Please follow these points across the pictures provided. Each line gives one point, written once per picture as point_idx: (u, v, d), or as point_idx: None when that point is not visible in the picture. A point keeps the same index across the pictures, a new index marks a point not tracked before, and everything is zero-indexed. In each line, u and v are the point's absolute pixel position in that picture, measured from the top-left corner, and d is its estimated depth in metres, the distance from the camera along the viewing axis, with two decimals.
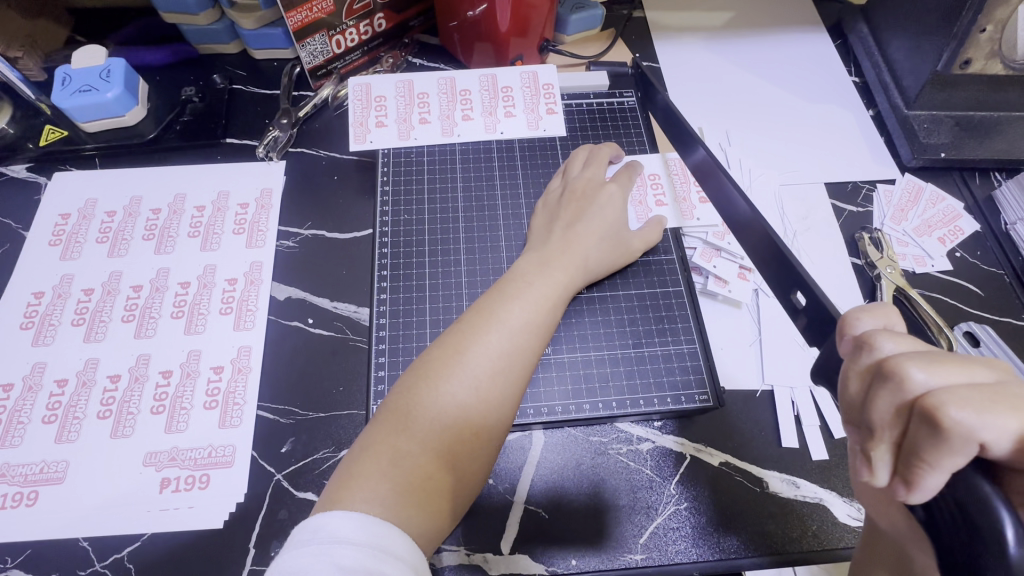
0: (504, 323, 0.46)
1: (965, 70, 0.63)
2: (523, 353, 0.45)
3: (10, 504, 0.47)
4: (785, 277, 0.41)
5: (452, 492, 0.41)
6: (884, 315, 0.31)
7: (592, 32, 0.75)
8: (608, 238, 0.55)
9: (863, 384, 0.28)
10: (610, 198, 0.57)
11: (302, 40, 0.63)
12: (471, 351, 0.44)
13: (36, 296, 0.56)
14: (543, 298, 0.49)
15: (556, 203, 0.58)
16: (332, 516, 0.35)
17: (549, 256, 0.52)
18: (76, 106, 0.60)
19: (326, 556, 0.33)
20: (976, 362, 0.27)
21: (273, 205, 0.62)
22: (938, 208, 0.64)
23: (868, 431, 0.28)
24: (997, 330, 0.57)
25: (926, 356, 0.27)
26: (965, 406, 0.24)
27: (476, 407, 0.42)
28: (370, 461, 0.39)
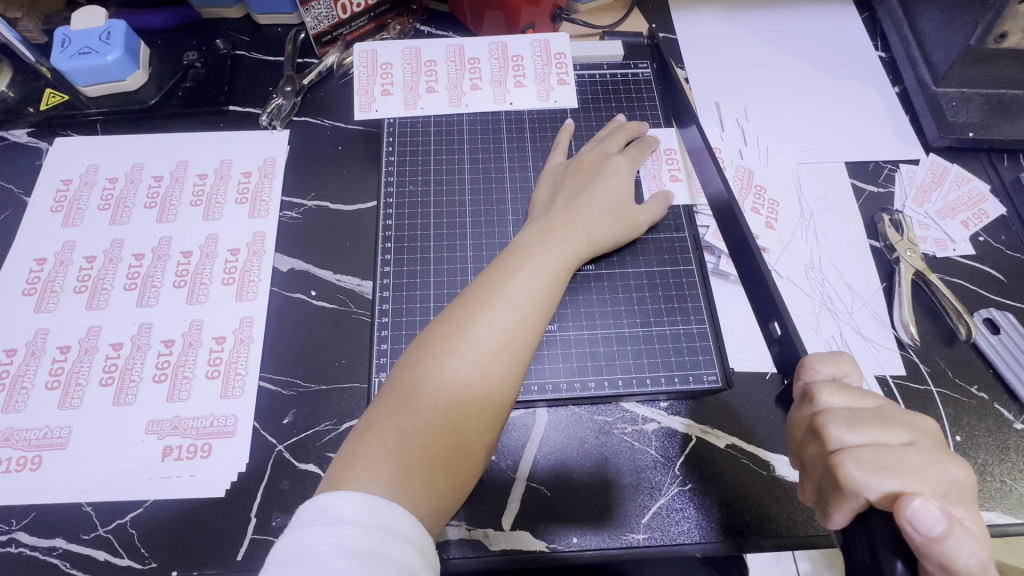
0: (508, 298, 0.45)
1: (1000, 44, 0.59)
2: (528, 327, 0.44)
3: (14, 468, 0.47)
4: (765, 308, 0.47)
5: (455, 473, 0.40)
6: (835, 365, 0.37)
7: (607, 1, 0.72)
8: (613, 211, 0.53)
9: (804, 429, 0.36)
10: (617, 170, 0.55)
11: (307, 4, 0.61)
12: (475, 327, 0.43)
13: (39, 263, 0.55)
14: (546, 271, 0.47)
15: (560, 176, 0.56)
16: (337, 495, 0.35)
17: (551, 228, 0.50)
18: (77, 69, 0.59)
19: (333, 538, 0.33)
20: (898, 424, 0.34)
21: (276, 174, 0.60)
22: (962, 190, 0.61)
23: (806, 465, 0.36)
24: (1018, 318, 0.55)
25: (855, 419, 0.34)
26: (863, 468, 0.31)
27: (480, 383, 0.41)
28: (374, 441, 0.39)
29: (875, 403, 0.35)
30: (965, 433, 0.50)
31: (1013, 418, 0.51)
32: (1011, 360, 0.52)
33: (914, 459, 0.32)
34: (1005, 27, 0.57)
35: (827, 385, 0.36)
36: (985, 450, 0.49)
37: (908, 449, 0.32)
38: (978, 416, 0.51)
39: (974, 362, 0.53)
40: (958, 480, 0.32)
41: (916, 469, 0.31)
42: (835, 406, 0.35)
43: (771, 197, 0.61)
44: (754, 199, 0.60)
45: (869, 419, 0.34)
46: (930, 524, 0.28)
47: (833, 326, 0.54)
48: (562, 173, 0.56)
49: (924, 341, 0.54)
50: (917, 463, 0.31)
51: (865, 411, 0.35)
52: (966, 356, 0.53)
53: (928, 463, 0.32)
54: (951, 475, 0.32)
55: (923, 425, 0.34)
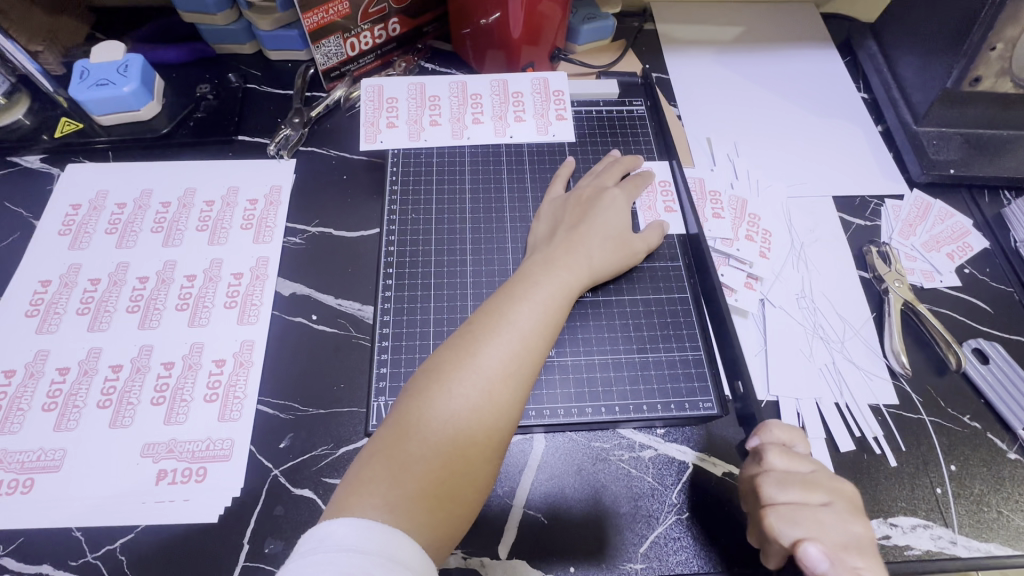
0: (514, 325, 0.45)
1: (975, 87, 0.62)
2: (533, 354, 0.45)
3: (5, 491, 0.46)
4: (730, 366, 0.53)
5: (459, 502, 0.39)
6: (788, 435, 0.46)
7: (603, 42, 0.76)
8: (613, 241, 0.55)
9: (750, 487, 0.45)
10: (613, 201, 0.57)
11: (318, 42, 0.64)
12: (482, 354, 0.43)
13: (43, 285, 0.56)
14: (550, 299, 0.48)
15: (559, 209, 0.58)
16: (339, 523, 0.35)
17: (553, 257, 0.52)
18: (94, 99, 0.61)
19: (335, 565, 0.32)
20: (821, 487, 0.42)
21: (281, 202, 0.62)
22: (946, 224, 0.63)
23: (749, 512, 0.45)
24: (1007, 348, 0.56)
25: (786, 481, 0.42)
26: (781, 519, 0.41)
27: (486, 409, 0.42)
28: (380, 467, 0.39)
29: (809, 468, 0.44)
30: (960, 463, 0.50)
31: (1006, 447, 0.51)
32: (1000, 390, 0.53)
33: (824, 517, 0.41)
34: (978, 72, 0.61)
35: (776, 448, 0.44)
36: (981, 479, 0.50)
37: (822, 509, 0.41)
38: (972, 446, 0.51)
39: (965, 392, 0.54)
40: (859, 536, 0.40)
41: (823, 524, 0.40)
42: (777, 467, 0.43)
43: (763, 227, 0.62)
44: (747, 228, 0.62)
45: (798, 481, 0.42)
46: (817, 563, 0.38)
47: (826, 355, 0.55)
48: (561, 204, 0.58)
49: (916, 370, 0.55)
50: (823, 520, 0.41)
51: (798, 474, 0.43)
52: (957, 386, 0.54)
53: (834, 521, 0.41)
54: (856, 532, 0.41)
55: (841, 489, 0.43)
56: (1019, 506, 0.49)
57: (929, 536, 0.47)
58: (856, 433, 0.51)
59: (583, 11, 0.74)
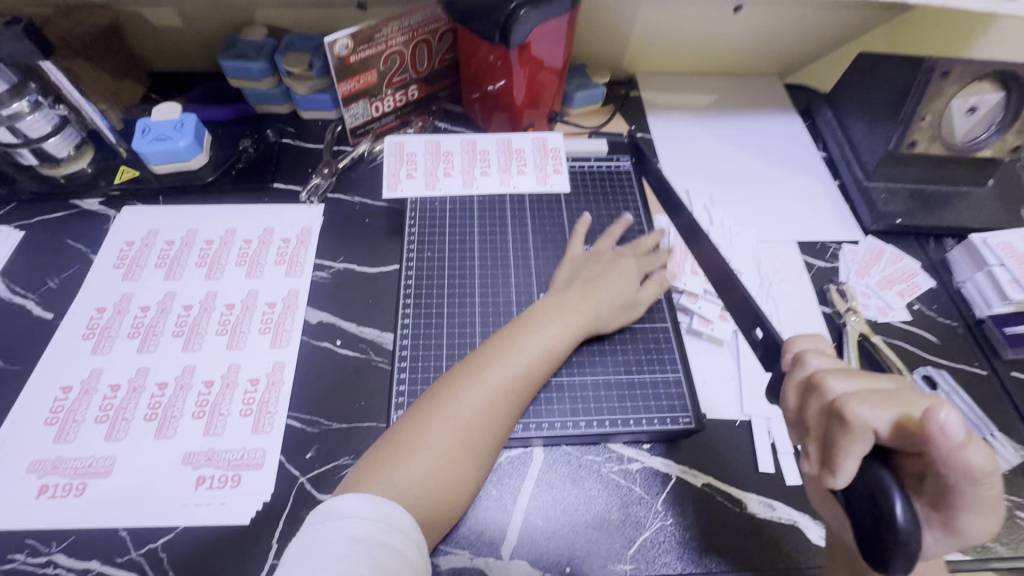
0: (521, 350, 0.54)
1: (913, 150, 0.73)
2: (534, 375, 0.53)
3: (60, 493, 0.52)
4: (745, 316, 0.52)
5: (455, 491, 0.47)
6: (815, 340, 0.41)
7: (594, 107, 0.87)
8: (621, 305, 0.62)
9: (799, 391, 0.37)
10: (625, 270, 0.64)
11: (348, 105, 0.75)
12: (490, 371, 0.52)
13: (99, 311, 0.63)
14: (556, 331, 0.57)
15: (579, 264, 0.66)
16: (347, 495, 0.43)
17: (562, 297, 0.60)
18: (153, 151, 0.70)
19: (341, 529, 0.40)
20: (884, 375, 0.36)
21: (311, 241, 0.70)
22: (897, 266, 0.72)
23: (809, 426, 0.36)
24: (953, 376, 0.63)
25: (843, 371, 0.36)
26: (863, 404, 0.32)
27: (488, 415, 0.50)
28: (392, 452, 0.47)
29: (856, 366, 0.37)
30: None
31: None
32: None
33: (909, 394, 0.33)
34: (913, 138, 0.71)
35: (813, 351, 0.39)
36: None
37: None
38: None
39: None
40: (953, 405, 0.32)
41: (909, 398, 0.33)
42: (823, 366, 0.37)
43: (735, 268, 0.71)
44: None
45: None
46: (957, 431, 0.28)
47: None
48: (531, 222, 0.67)
49: None
50: (909, 394, 0.33)
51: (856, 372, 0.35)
52: None
53: (917, 393, 0.33)
54: None
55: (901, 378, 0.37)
56: None
57: None
58: None
59: (576, 81, 0.85)
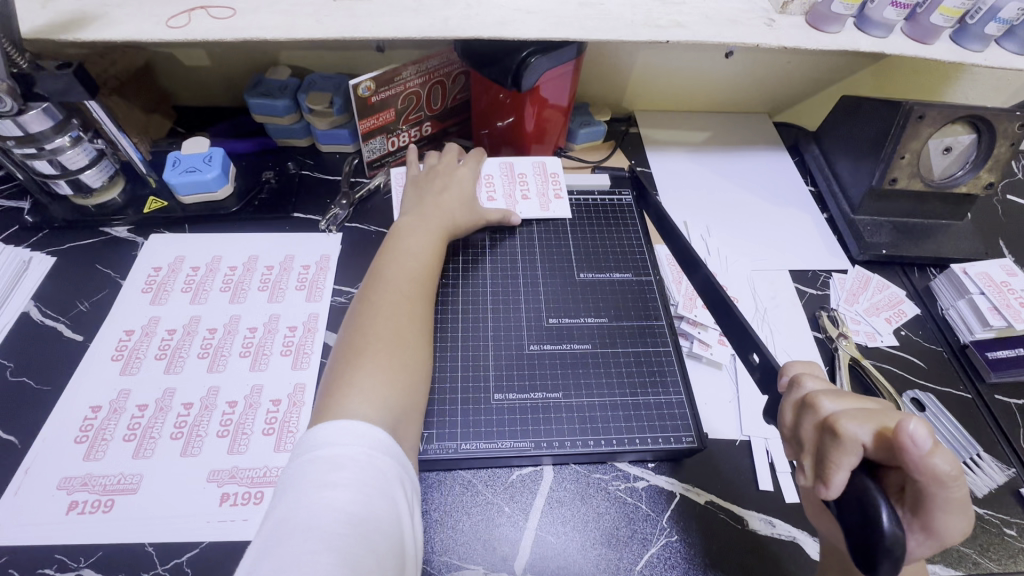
0: (392, 274, 0.62)
1: (894, 186, 0.78)
2: (420, 283, 0.62)
3: (89, 509, 0.54)
4: (742, 342, 0.55)
5: (403, 329, 0.57)
6: (809, 365, 0.44)
7: (596, 142, 0.92)
8: (463, 218, 0.72)
9: (796, 410, 0.40)
10: (456, 194, 0.74)
11: (367, 141, 0.79)
12: (387, 287, 0.60)
13: (127, 333, 0.66)
14: (390, 258, 0.64)
15: (440, 202, 0.73)
16: (328, 429, 0.46)
17: (395, 233, 0.68)
18: (182, 183, 0.75)
19: (326, 460, 0.44)
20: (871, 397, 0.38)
21: (330, 268, 0.74)
22: (883, 293, 0.76)
23: (803, 444, 0.38)
24: (939, 398, 0.67)
25: (834, 391, 0.39)
26: (851, 419, 0.35)
27: (405, 325, 0.57)
28: (341, 378, 0.52)
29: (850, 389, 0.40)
30: None
31: None
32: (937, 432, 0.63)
33: (891, 412, 0.36)
34: (895, 174, 0.77)
35: (808, 375, 0.42)
36: None
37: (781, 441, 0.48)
38: None
39: None
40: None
41: (889, 414, 0.35)
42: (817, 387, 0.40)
43: (731, 294, 0.75)
44: None
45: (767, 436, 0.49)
46: (925, 439, 0.31)
47: None
48: (420, 177, 0.76)
49: None
50: (889, 411, 0.36)
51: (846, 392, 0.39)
52: None
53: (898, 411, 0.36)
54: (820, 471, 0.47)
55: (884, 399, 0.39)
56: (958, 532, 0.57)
57: None
58: None
59: (579, 119, 0.91)
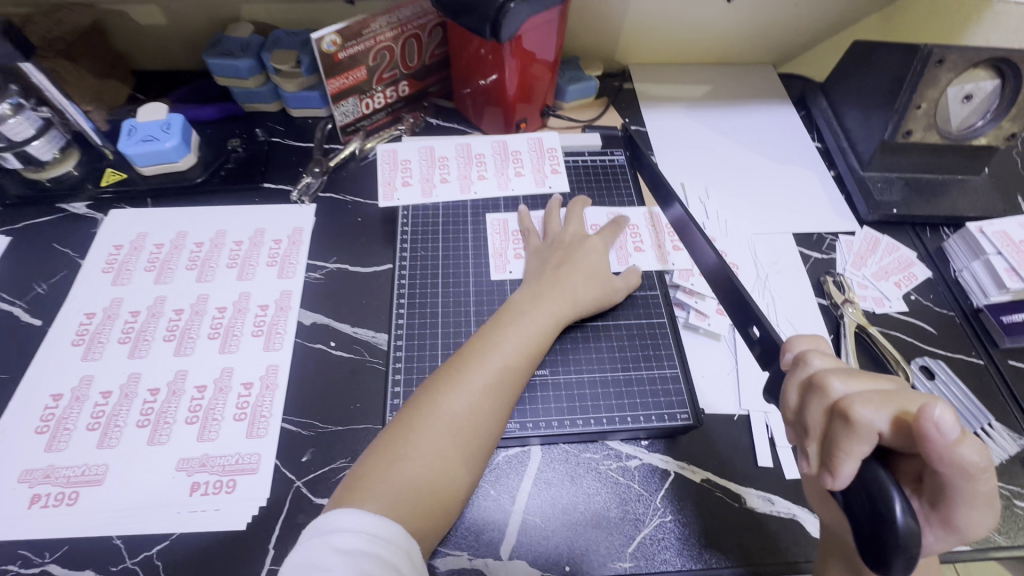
0: (498, 352, 0.54)
1: (908, 139, 0.72)
2: (508, 386, 0.53)
3: (53, 503, 0.51)
4: (742, 314, 0.51)
5: (466, 435, 0.50)
6: (814, 339, 0.40)
7: (587, 99, 0.86)
8: (589, 281, 0.62)
9: (800, 392, 0.36)
10: (594, 248, 0.65)
11: (338, 103, 0.73)
12: (469, 375, 0.52)
13: (88, 317, 0.62)
14: (518, 342, 0.55)
15: (547, 252, 0.65)
16: (338, 514, 0.43)
17: (541, 289, 0.60)
18: (139, 153, 0.69)
19: (328, 542, 0.41)
20: (882, 375, 0.35)
21: (303, 241, 0.69)
22: (893, 256, 0.72)
23: (808, 429, 0.35)
24: (950, 365, 0.63)
25: (844, 371, 0.35)
26: (866, 404, 0.32)
27: (469, 422, 0.50)
28: (376, 468, 0.47)
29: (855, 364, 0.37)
30: None
31: None
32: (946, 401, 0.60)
33: (907, 393, 0.33)
34: (909, 126, 0.71)
35: (813, 350, 0.38)
36: None
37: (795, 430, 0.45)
38: None
39: None
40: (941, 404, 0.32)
41: (908, 397, 0.32)
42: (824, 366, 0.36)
43: (731, 261, 0.70)
44: None
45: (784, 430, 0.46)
46: (951, 429, 0.28)
47: None
48: (546, 246, 0.66)
49: None
50: (906, 393, 0.33)
51: (854, 369, 0.35)
52: None
53: (915, 392, 0.33)
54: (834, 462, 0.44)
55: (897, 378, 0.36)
56: None
57: None
58: None
59: (569, 73, 0.84)
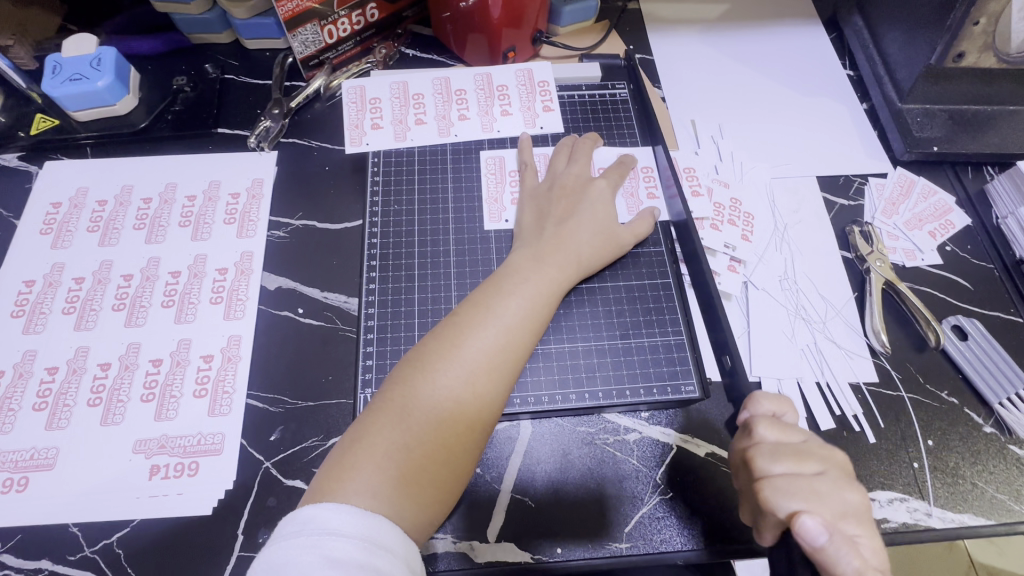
0: (500, 319, 0.47)
1: (958, 63, 0.62)
2: (514, 356, 0.46)
3: (0, 490, 0.47)
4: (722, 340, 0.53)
5: (466, 416, 0.43)
6: (777, 404, 0.44)
7: (586, 23, 0.75)
8: (598, 234, 0.55)
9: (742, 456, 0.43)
10: (599, 193, 0.57)
11: (294, 30, 0.63)
12: (466, 345, 0.45)
13: (27, 285, 0.56)
14: (523, 310, 0.48)
15: (544, 198, 0.58)
16: (322, 507, 0.36)
17: (542, 251, 0.52)
18: (67, 95, 0.60)
19: (319, 549, 0.34)
20: (814, 458, 0.40)
21: (264, 195, 0.62)
22: (929, 202, 0.64)
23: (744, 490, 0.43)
24: (986, 325, 0.57)
25: (778, 452, 0.40)
26: (775, 491, 0.38)
27: (468, 400, 0.43)
28: (362, 453, 0.40)
29: (801, 439, 0.42)
30: (937, 437, 0.52)
31: (982, 421, 0.53)
32: (977, 364, 0.54)
33: (819, 487, 0.38)
34: (962, 47, 0.61)
35: (764, 419, 0.43)
36: (956, 452, 0.51)
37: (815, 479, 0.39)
38: (948, 422, 0.52)
39: (943, 368, 0.55)
40: (854, 503, 0.38)
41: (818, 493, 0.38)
42: (767, 439, 0.41)
43: (746, 210, 0.62)
44: (729, 213, 0.62)
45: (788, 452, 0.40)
46: (816, 536, 0.35)
47: (807, 335, 0.56)
48: (543, 190, 0.58)
49: (896, 348, 0.56)
50: (819, 489, 0.38)
51: (790, 446, 0.41)
52: (936, 363, 0.55)
53: (829, 489, 0.38)
54: (851, 500, 0.38)
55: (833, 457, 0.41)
56: (992, 477, 0.50)
57: (904, 509, 0.49)
58: (836, 411, 0.53)
59: None
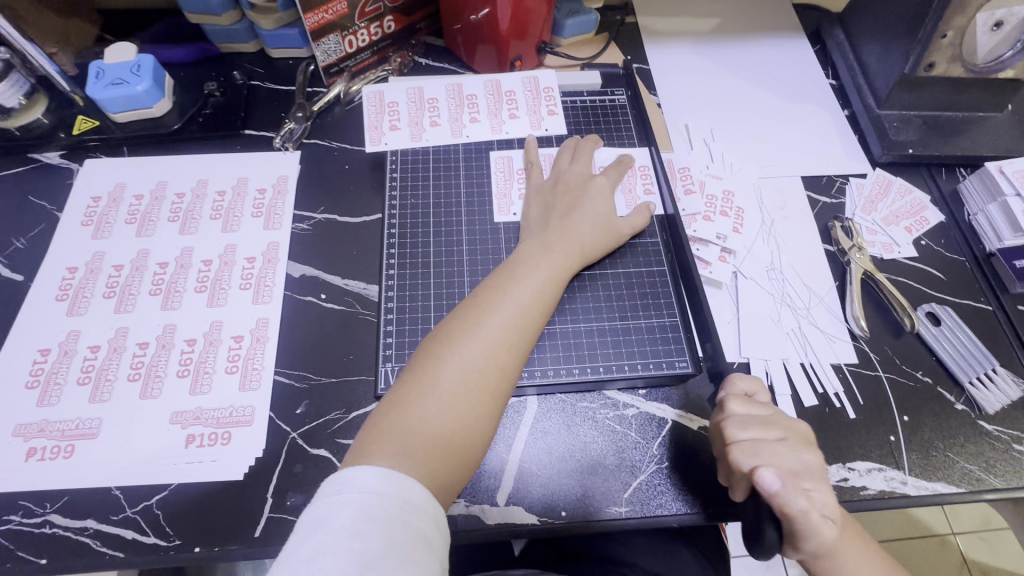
0: (515, 299, 0.52)
1: (930, 72, 0.67)
2: (529, 334, 0.51)
3: (48, 456, 0.51)
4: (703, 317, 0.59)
5: (488, 385, 0.47)
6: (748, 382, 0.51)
7: (587, 36, 0.80)
8: (600, 226, 0.60)
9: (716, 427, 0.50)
10: (599, 189, 0.62)
11: (319, 40, 0.68)
12: (487, 323, 0.49)
13: (70, 272, 0.60)
14: (536, 292, 0.53)
15: (549, 194, 0.63)
16: (359, 469, 0.40)
17: (549, 240, 0.57)
18: (109, 99, 0.65)
19: (357, 504, 0.38)
20: (776, 427, 0.47)
21: (289, 190, 0.67)
22: (905, 200, 0.69)
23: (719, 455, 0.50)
24: (957, 312, 0.62)
25: (747, 422, 0.47)
26: (745, 456, 0.45)
27: (490, 372, 0.48)
28: (395, 419, 0.45)
29: (768, 411, 0.48)
30: (911, 413, 0.56)
31: (954, 399, 0.57)
32: (949, 348, 0.59)
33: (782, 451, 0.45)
34: (933, 58, 0.66)
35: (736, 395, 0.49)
36: (929, 427, 0.55)
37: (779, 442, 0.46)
38: (922, 400, 0.57)
39: (919, 351, 0.59)
40: (810, 462, 0.46)
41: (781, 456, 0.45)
42: (737, 411, 0.48)
43: (736, 205, 0.67)
44: (720, 207, 0.67)
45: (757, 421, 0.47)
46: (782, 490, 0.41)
47: (793, 320, 0.61)
48: (548, 186, 0.63)
49: (875, 332, 0.60)
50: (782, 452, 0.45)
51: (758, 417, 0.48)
52: (912, 346, 0.59)
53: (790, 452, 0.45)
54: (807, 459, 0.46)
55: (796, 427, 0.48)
56: (962, 450, 0.55)
57: (882, 478, 0.53)
58: (819, 389, 0.57)
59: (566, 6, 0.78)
